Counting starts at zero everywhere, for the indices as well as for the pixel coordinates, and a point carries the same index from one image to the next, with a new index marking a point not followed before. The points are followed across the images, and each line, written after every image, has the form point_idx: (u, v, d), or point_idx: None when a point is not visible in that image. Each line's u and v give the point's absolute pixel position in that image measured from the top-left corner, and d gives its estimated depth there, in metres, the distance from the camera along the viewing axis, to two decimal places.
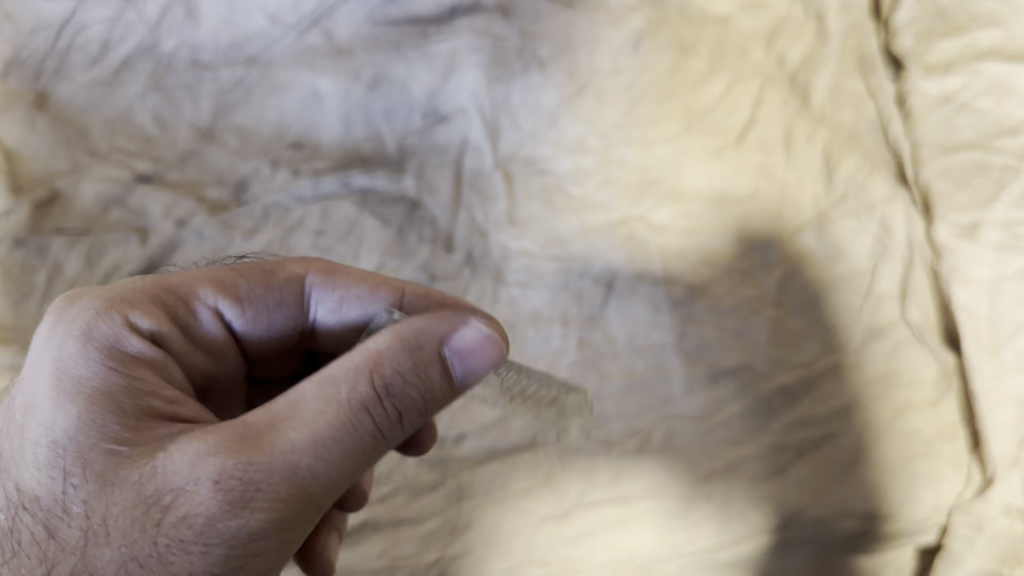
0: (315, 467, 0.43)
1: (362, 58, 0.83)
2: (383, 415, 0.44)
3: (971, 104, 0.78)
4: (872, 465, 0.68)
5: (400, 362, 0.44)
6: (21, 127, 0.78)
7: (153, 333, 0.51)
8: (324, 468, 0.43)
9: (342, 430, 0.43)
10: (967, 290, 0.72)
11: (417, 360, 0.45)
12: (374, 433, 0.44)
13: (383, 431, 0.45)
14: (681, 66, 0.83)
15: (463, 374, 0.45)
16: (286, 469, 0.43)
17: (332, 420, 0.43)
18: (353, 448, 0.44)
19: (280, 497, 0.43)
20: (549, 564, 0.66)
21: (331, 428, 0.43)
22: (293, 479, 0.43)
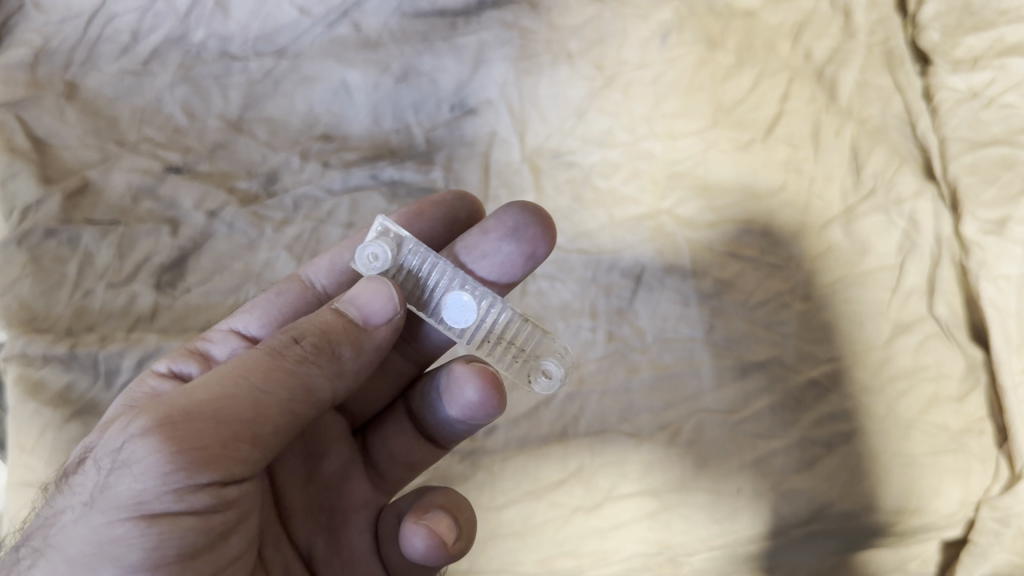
0: (208, 391, 0.41)
1: (391, 50, 0.83)
2: (294, 353, 0.44)
3: (998, 99, 0.76)
4: (902, 460, 0.68)
5: (314, 313, 0.46)
6: (51, 116, 0.79)
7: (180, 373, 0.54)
8: (215, 380, 0.42)
9: (245, 367, 0.43)
10: (995, 285, 0.70)
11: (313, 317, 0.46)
12: (272, 362, 0.43)
13: (289, 365, 0.43)
14: (707, 60, 0.83)
15: (366, 308, 0.47)
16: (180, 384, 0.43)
17: (237, 360, 0.43)
18: (252, 383, 0.42)
19: (167, 413, 0.40)
20: (580, 556, 0.66)
21: (234, 364, 0.43)
22: (186, 397, 0.41)
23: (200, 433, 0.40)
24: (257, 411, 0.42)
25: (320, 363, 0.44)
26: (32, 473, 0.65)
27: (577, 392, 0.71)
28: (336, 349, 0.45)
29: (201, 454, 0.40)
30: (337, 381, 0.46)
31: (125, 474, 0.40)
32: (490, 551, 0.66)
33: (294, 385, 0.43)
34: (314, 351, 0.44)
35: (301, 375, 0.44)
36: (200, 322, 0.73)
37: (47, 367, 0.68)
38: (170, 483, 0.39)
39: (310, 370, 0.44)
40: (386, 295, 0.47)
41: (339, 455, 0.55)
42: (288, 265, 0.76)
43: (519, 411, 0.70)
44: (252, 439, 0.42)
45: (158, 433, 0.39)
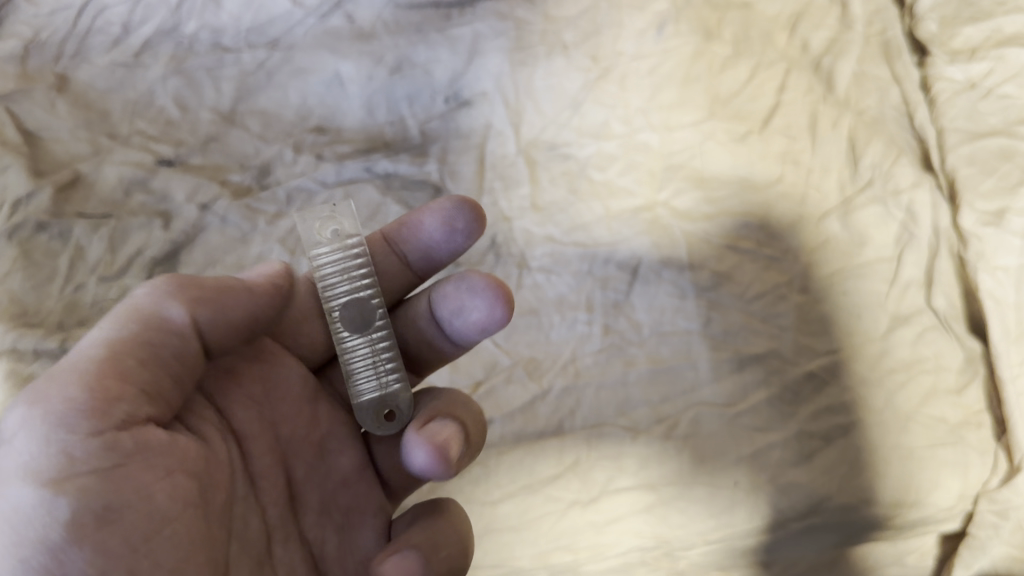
0: (70, 356, 0.44)
1: (385, 41, 0.83)
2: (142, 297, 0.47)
3: (997, 90, 0.76)
4: (901, 453, 0.67)
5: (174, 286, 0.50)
6: (42, 109, 0.78)
7: None
8: (82, 348, 0.45)
9: (94, 333, 0.46)
10: (992, 276, 0.70)
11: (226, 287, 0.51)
12: (144, 304, 0.46)
13: (135, 304, 0.46)
14: (704, 51, 0.82)
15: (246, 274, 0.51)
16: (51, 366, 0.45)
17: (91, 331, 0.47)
18: (99, 331, 0.45)
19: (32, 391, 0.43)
20: (576, 550, 0.66)
21: (107, 333, 0.46)
22: (58, 371, 0.44)
23: (53, 388, 0.42)
24: (124, 347, 0.44)
25: (203, 301, 0.46)
26: None
27: (573, 386, 0.70)
28: (194, 282, 0.47)
29: (73, 403, 0.42)
30: (206, 309, 0.47)
31: (9, 450, 0.42)
32: (486, 546, 0.66)
33: (141, 318, 0.45)
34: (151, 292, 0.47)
35: (141, 309, 0.46)
36: None
37: (38, 363, 0.67)
38: (43, 438, 0.41)
39: (170, 305, 0.46)
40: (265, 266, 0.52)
41: (349, 459, 0.54)
42: (281, 259, 0.75)
43: (514, 405, 0.69)
44: (122, 377, 0.43)
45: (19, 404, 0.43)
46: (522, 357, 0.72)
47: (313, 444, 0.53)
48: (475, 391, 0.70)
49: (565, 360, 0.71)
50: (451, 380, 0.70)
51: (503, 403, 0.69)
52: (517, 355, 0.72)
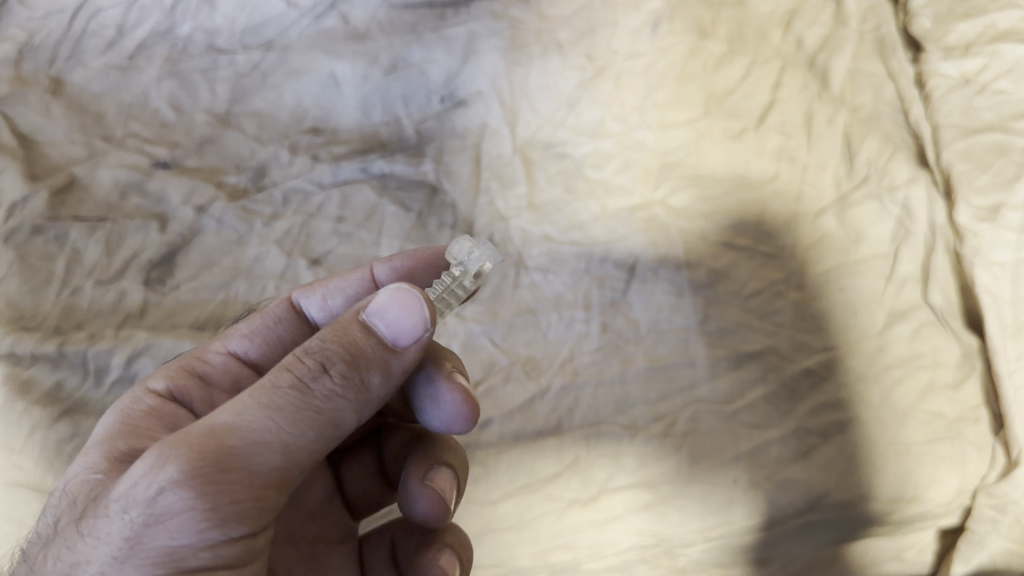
0: (248, 438, 0.41)
1: (379, 41, 0.83)
2: (322, 386, 0.42)
3: (991, 86, 0.76)
4: (899, 450, 0.67)
5: (337, 331, 0.44)
6: (37, 113, 0.78)
7: (169, 391, 0.52)
8: (263, 427, 0.41)
9: (275, 403, 0.41)
10: (988, 271, 0.70)
11: (335, 328, 0.44)
12: (332, 407, 0.43)
13: (317, 401, 0.42)
14: (698, 48, 0.83)
15: (391, 324, 0.44)
16: (240, 430, 0.41)
17: (272, 391, 0.42)
18: (284, 427, 0.41)
19: (198, 462, 0.40)
20: (576, 549, 0.66)
21: (263, 400, 0.41)
22: (221, 452, 0.40)
23: (235, 488, 0.40)
24: (276, 453, 0.41)
25: (349, 380, 0.43)
26: (20, 474, 0.63)
27: (571, 385, 0.70)
28: (365, 380, 0.44)
29: (235, 504, 0.41)
30: (360, 409, 0.44)
31: (159, 528, 0.40)
32: (487, 546, 0.66)
33: (321, 426, 0.43)
34: (341, 382, 0.43)
35: (333, 414, 0.43)
36: (190, 319, 0.72)
37: (36, 366, 0.67)
38: (203, 534, 0.40)
39: (341, 408, 0.43)
40: (415, 316, 0.44)
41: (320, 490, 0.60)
42: (278, 260, 0.75)
43: (512, 405, 0.69)
44: (281, 483, 0.42)
45: (192, 485, 0.39)
46: (520, 358, 0.72)
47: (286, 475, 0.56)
48: (473, 390, 0.70)
49: (563, 359, 0.71)
50: None
51: (501, 402, 0.70)
52: (515, 355, 0.72)
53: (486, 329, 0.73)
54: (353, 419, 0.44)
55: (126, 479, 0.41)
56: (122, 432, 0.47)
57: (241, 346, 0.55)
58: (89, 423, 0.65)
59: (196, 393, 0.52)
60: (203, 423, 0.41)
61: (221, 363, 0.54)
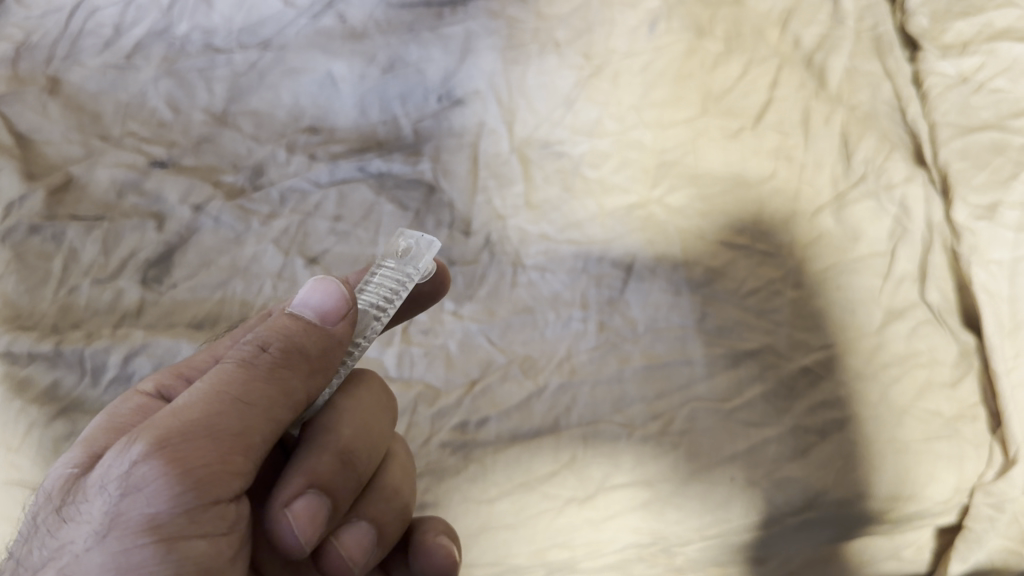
0: (204, 409, 0.42)
1: (377, 41, 0.83)
2: (263, 359, 0.44)
3: (988, 84, 0.76)
4: (896, 448, 0.67)
5: (273, 322, 0.47)
6: (34, 112, 0.79)
7: (160, 391, 0.51)
8: (216, 401, 0.43)
9: (222, 381, 0.44)
10: (986, 270, 0.70)
11: (271, 322, 0.47)
12: (279, 377, 0.44)
13: (261, 371, 0.44)
14: (696, 47, 0.83)
15: (319, 304, 0.46)
16: (194, 407, 0.42)
17: (218, 376, 0.44)
18: (235, 397, 0.43)
19: (159, 433, 0.41)
20: (573, 547, 0.65)
21: (214, 380, 0.44)
22: (177, 424, 0.41)
23: (200, 453, 0.41)
24: (233, 421, 0.42)
25: (290, 350, 0.45)
26: (17, 473, 0.62)
27: (569, 383, 0.70)
28: (308, 350, 0.45)
29: (201, 471, 0.41)
30: (309, 382, 0.46)
31: (133, 498, 0.40)
32: (483, 544, 0.65)
33: (272, 395, 0.44)
34: (282, 354, 0.45)
35: (280, 382, 0.44)
36: (188, 318, 0.71)
37: (33, 365, 0.67)
38: (176, 498, 0.40)
39: (288, 378, 0.45)
40: (330, 291, 0.46)
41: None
42: (275, 259, 0.75)
43: (510, 404, 0.69)
44: (245, 451, 0.43)
45: (155, 451, 0.40)
46: (517, 356, 0.72)
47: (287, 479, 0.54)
48: (471, 389, 0.70)
49: (560, 358, 0.71)
50: (447, 379, 0.71)
51: (498, 401, 0.70)
52: (513, 354, 0.72)
53: (484, 328, 0.73)
54: (306, 392, 0.46)
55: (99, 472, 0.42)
56: (108, 428, 0.47)
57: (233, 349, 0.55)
58: (86, 422, 0.65)
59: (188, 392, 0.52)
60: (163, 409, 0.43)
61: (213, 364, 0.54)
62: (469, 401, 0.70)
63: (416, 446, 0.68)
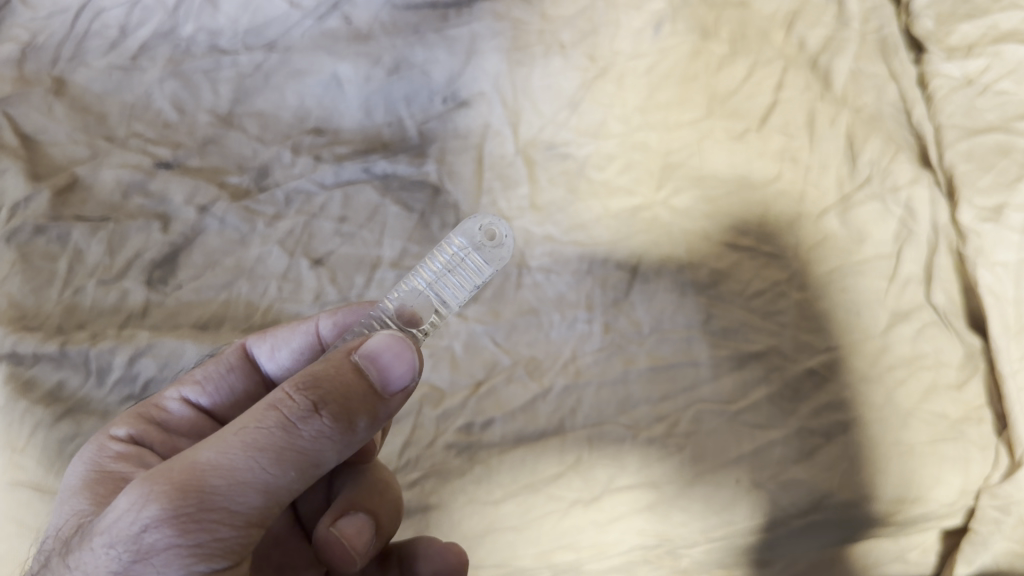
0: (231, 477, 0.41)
1: (382, 42, 0.83)
2: (312, 428, 0.42)
3: (993, 87, 0.76)
4: (901, 451, 0.66)
5: (334, 369, 0.44)
6: (39, 113, 0.79)
7: (131, 437, 0.52)
8: (248, 467, 0.41)
9: (259, 444, 0.41)
10: (992, 272, 0.69)
11: (329, 365, 0.44)
12: (316, 452, 0.43)
13: (302, 442, 0.42)
14: (701, 49, 0.83)
15: (383, 371, 0.44)
16: (224, 469, 0.41)
17: (255, 430, 0.42)
18: (268, 467, 0.41)
19: (181, 500, 0.40)
20: (578, 550, 0.65)
21: (250, 439, 0.41)
22: (201, 491, 0.40)
23: (216, 523, 0.41)
24: (258, 492, 0.42)
25: (341, 419, 0.43)
26: (21, 474, 0.62)
27: (574, 384, 0.70)
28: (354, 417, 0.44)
29: (216, 541, 0.41)
30: (343, 451, 0.44)
31: (145, 564, 0.40)
32: (489, 546, 0.65)
33: (304, 466, 0.43)
34: (331, 423, 0.43)
35: (316, 453, 0.43)
36: (193, 318, 0.72)
37: (39, 366, 0.67)
38: (188, 566, 0.41)
39: (326, 446, 0.43)
40: (408, 363, 0.44)
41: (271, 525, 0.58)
42: (280, 260, 0.75)
43: (515, 406, 0.69)
44: (261, 516, 0.43)
45: (175, 524, 0.40)
46: (522, 358, 0.72)
47: None
48: (476, 390, 0.70)
49: (565, 359, 0.71)
50: (452, 380, 0.71)
51: (504, 403, 0.69)
52: (518, 355, 0.72)
53: (488, 329, 0.73)
54: (338, 457, 0.45)
55: (111, 511, 0.41)
56: (90, 480, 0.48)
57: (194, 393, 0.57)
58: (91, 423, 0.65)
59: (157, 438, 0.54)
60: (189, 460, 0.41)
61: (178, 410, 0.56)
62: (474, 403, 0.70)
63: (420, 447, 0.68)
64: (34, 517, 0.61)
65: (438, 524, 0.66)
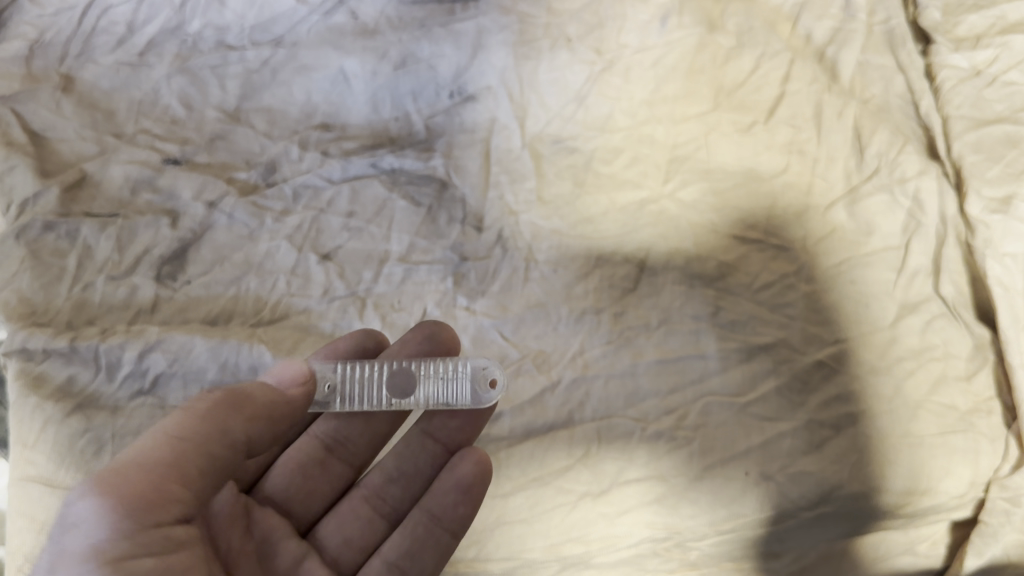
0: (155, 460, 0.52)
1: (389, 37, 0.84)
2: (205, 407, 0.55)
3: (1001, 77, 0.76)
4: (909, 443, 0.66)
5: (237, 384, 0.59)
6: (48, 109, 0.79)
7: None
8: (163, 437, 0.54)
9: (174, 422, 0.54)
10: (1001, 263, 0.70)
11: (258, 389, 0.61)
12: (246, 423, 0.56)
13: (203, 412, 0.55)
14: (707, 42, 0.83)
15: (279, 374, 0.60)
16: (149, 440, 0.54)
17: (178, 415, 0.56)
18: (155, 439, 0.53)
19: (120, 463, 0.52)
20: (588, 543, 0.66)
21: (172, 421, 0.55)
22: (133, 454, 0.53)
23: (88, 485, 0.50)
24: (158, 450, 0.53)
25: (232, 399, 0.56)
26: (33, 469, 0.64)
27: (582, 377, 0.70)
28: (246, 400, 0.56)
29: (135, 495, 0.50)
30: (244, 432, 0.56)
31: (78, 531, 0.49)
32: (499, 538, 0.66)
33: (217, 430, 0.55)
34: (225, 401, 0.56)
35: (220, 422, 0.55)
36: (202, 314, 0.72)
37: (48, 362, 0.67)
38: (123, 513, 0.50)
39: (226, 419, 0.55)
40: (297, 364, 0.61)
41: (293, 546, 0.62)
42: (288, 255, 0.75)
43: (524, 398, 0.69)
44: (188, 472, 0.53)
45: (88, 489, 0.50)
46: (530, 351, 0.71)
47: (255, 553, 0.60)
48: None
49: (573, 353, 0.71)
50: None
51: (512, 396, 0.69)
52: (526, 348, 0.72)
53: (496, 323, 0.73)
54: (233, 439, 0.55)
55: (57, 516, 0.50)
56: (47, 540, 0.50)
57: None
58: (101, 418, 0.65)
59: None
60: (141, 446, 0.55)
61: None
62: None
63: None
64: (44, 511, 0.63)
65: None
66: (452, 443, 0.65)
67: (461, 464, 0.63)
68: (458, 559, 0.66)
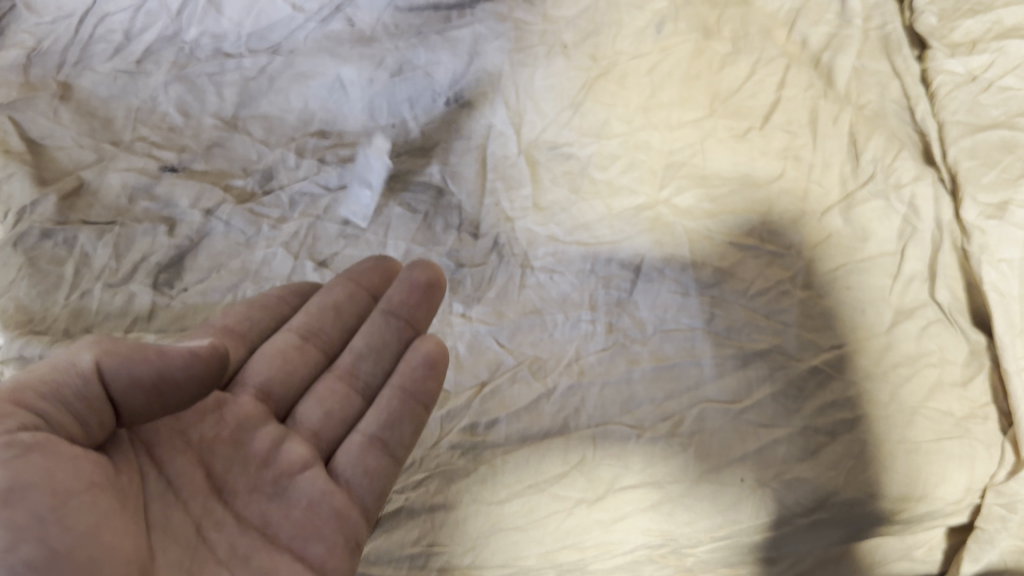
0: (30, 384, 0.49)
1: (386, 43, 0.84)
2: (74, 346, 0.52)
3: (997, 83, 0.76)
4: (905, 449, 0.66)
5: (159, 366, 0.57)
6: (45, 117, 0.79)
7: None
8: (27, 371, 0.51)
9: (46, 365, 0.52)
10: (996, 268, 0.70)
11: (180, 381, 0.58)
12: (140, 351, 0.51)
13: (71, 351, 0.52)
14: (703, 48, 0.83)
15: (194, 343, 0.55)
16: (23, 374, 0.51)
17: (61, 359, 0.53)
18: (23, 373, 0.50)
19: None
20: (582, 550, 0.66)
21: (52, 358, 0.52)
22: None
23: None
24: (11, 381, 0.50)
25: (109, 343, 0.52)
26: None
27: (578, 384, 0.70)
28: (125, 342, 0.52)
29: None
30: (106, 360, 0.50)
31: None
32: (494, 545, 0.65)
33: (70, 366, 0.50)
34: (101, 340, 0.52)
35: (79, 357, 0.51)
36: (199, 321, 0.72)
37: None
38: None
39: (88, 351, 0.51)
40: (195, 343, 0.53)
41: (265, 434, 0.60)
42: (286, 262, 0.75)
43: (520, 405, 0.69)
44: (31, 397, 0.49)
45: None
46: (526, 358, 0.71)
47: (228, 440, 0.58)
48: (480, 390, 0.70)
49: (569, 359, 0.71)
50: (456, 381, 0.70)
51: (508, 402, 0.69)
52: (522, 355, 0.71)
53: (492, 329, 0.73)
54: (87, 364, 0.50)
55: None
56: None
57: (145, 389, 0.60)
58: None
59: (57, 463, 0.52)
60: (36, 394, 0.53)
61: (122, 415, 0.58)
62: (479, 403, 0.69)
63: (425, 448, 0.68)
64: None
65: (444, 523, 0.66)
66: (415, 319, 0.67)
67: (420, 343, 0.65)
68: (454, 565, 0.65)
